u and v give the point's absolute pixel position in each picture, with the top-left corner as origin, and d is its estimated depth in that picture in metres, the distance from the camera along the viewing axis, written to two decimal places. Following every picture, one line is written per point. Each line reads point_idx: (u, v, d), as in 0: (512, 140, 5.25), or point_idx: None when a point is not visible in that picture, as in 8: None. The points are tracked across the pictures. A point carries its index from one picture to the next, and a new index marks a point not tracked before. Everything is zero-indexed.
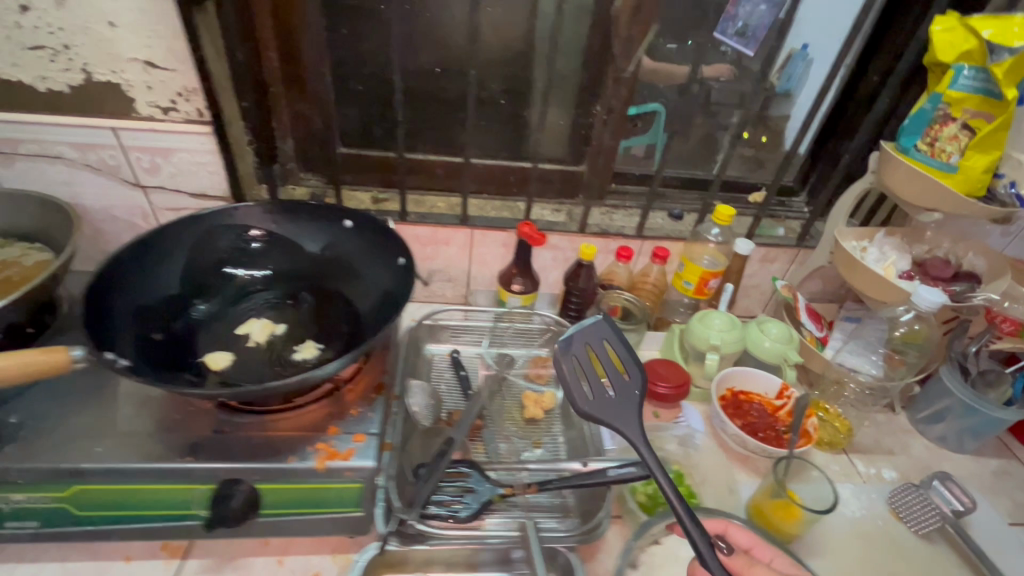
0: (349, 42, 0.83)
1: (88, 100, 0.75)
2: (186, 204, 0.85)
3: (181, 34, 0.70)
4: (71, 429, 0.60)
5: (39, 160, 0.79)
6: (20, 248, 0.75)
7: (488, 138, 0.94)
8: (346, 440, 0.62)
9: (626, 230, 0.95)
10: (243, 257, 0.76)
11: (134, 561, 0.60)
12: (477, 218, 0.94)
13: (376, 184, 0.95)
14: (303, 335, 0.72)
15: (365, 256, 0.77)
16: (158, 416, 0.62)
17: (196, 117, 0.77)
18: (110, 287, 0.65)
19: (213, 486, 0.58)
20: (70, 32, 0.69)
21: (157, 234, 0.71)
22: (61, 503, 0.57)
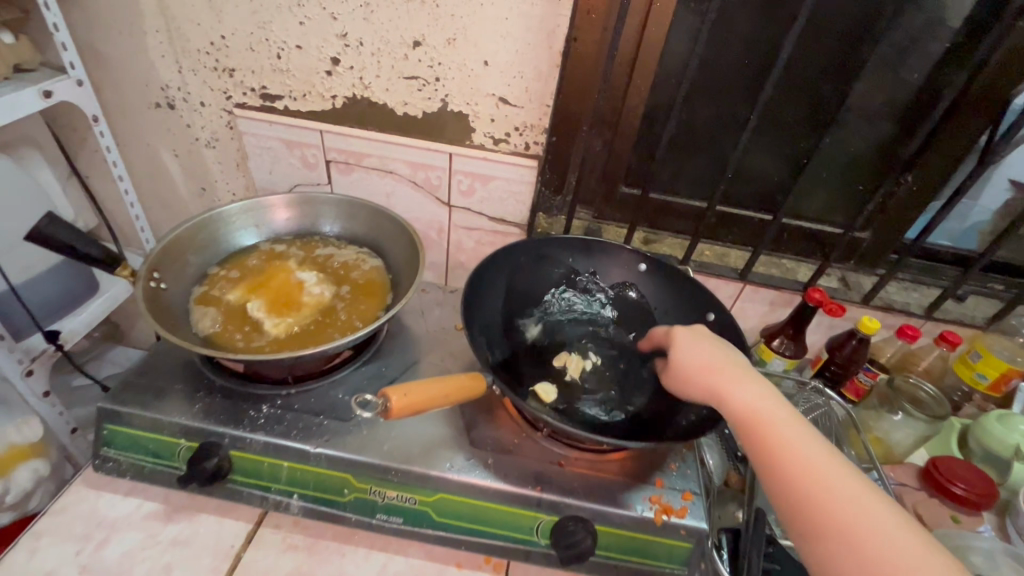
0: (672, 88, 0.80)
1: (433, 125, 0.82)
2: (481, 226, 0.90)
3: (545, 76, 0.75)
4: (429, 436, 0.65)
5: (373, 173, 0.87)
6: (357, 254, 0.82)
7: (771, 193, 0.88)
8: (676, 496, 0.63)
9: (912, 309, 0.88)
10: (572, 290, 0.81)
11: (466, 570, 0.63)
12: (754, 273, 0.90)
13: (643, 224, 0.93)
14: (615, 376, 0.73)
15: (677, 312, 0.78)
16: (499, 437, 0.66)
17: (522, 150, 0.82)
18: (465, 306, 0.70)
19: (556, 518, 0.61)
20: (447, 67, 0.76)
21: (492, 261, 0.76)
22: (424, 507, 0.62)
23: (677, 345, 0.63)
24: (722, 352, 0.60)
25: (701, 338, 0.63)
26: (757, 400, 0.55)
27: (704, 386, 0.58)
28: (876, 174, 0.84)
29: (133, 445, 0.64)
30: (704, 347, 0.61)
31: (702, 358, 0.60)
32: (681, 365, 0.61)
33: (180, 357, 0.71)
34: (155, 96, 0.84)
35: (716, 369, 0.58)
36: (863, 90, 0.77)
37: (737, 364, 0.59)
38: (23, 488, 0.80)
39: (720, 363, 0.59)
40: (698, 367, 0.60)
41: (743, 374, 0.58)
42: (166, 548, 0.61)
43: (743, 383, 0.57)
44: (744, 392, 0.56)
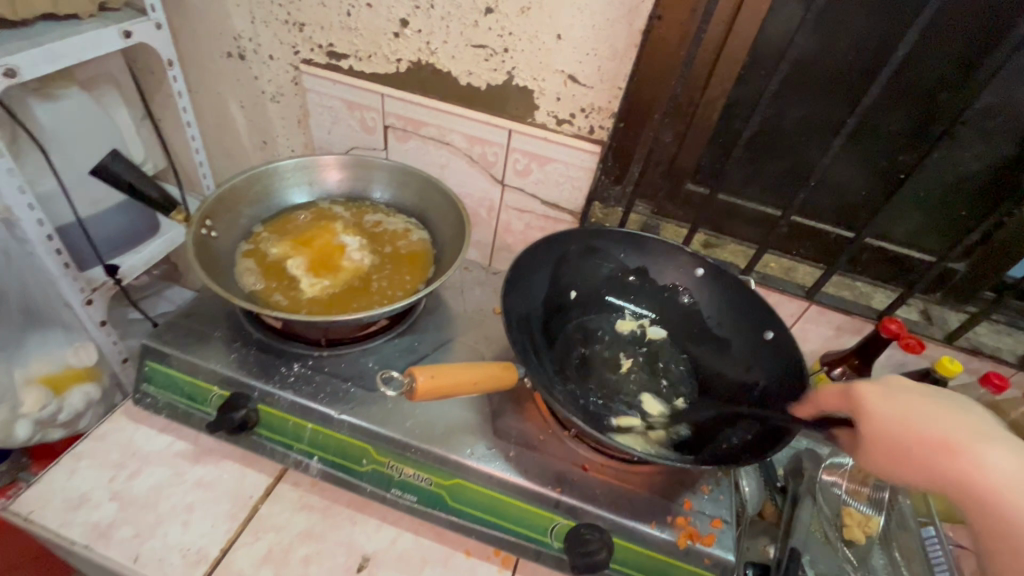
0: (759, 80, 0.73)
1: (496, 98, 0.78)
2: (532, 209, 0.86)
3: (621, 56, 0.70)
4: (452, 419, 0.63)
5: (429, 143, 0.85)
6: (405, 224, 0.81)
7: (856, 208, 0.79)
8: (704, 521, 0.59)
9: (1003, 356, 0.78)
10: (622, 287, 0.77)
11: (473, 559, 0.62)
12: (822, 294, 0.82)
13: (705, 226, 0.87)
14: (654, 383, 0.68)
15: (731, 325, 0.72)
16: (523, 432, 0.64)
17: (586, 134, 0.78)
18: (506, 291, 0.67)
19: (573, 523, 0.58)
20: (517, 37, 0.72)
21: (539, 247, 0.72)
22: (439, 490, 0.61)
23: (869, 405, 0.50)
24: (950, 416, 0.49)
25: (903, 391, 0.51)
26: (1023, 488, 0.44)
27: (928, 462, 0.47)
28: (982, 200, 0.74)
29: (169, 385, 0.66)
30: (919, 404, 0.49)
31: (912, 423, 0.48)
32: (880, 429, 0.49)
33: (223, 305, 0.73)
34: (227, 45, 0.85)
35: (950, 444, 0.47)
36: (985, 102, 0.67)
37: (973, 429, 0.47)
38: (75, 409, 0.85)
39: (953, 435, 0.47)
40: (895, 435, 0.48)
41: (991, 453, 0.45)
42: (190, 488, 0.63)
43: (987, 465, 0.45)
44: (985, 464, 0.45)
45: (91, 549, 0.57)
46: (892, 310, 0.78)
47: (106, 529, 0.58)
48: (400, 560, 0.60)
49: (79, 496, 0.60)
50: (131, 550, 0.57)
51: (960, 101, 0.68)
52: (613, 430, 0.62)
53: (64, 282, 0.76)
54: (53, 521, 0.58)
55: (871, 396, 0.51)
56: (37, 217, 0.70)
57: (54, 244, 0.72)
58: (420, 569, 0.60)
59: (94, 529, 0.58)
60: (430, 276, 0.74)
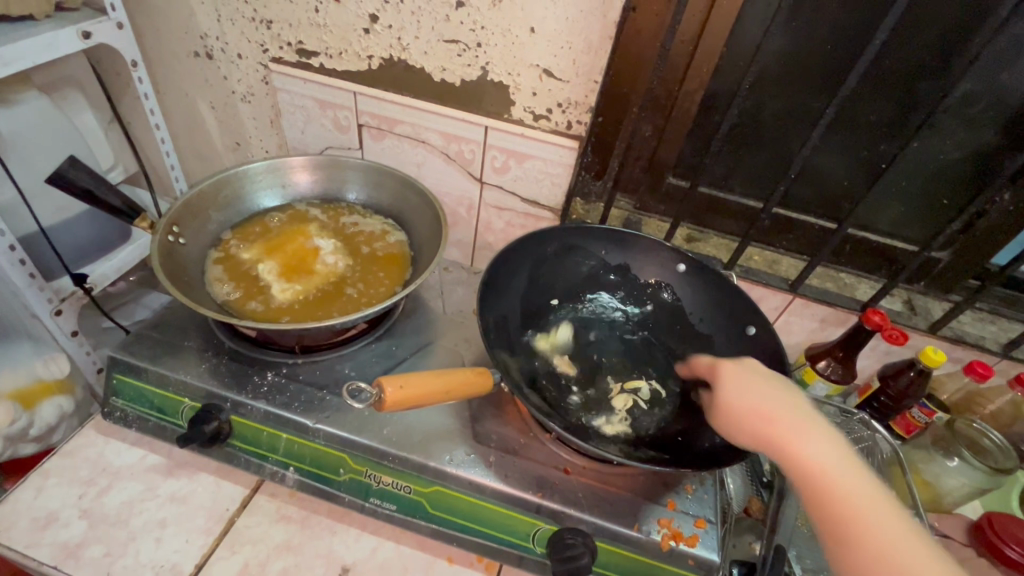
0: (737, 72, 0.72)
1: (471, 94, 0.76)
2: (512, 207, 0.85)
3: (596, 49, 0.68)
4: (430, 425, 0.62)
5: (405, 141, 0.83)
6: (382, 225, 0.79)
7: (837, 198, 0.79)
8: (688, 522, 0.58)
9: (987, 344, 0.78)
10: (602, 285, 0.75)
11: (456, 565, 0.61)
12: (805, 286, 0.81)
13: (688, 220, 0.86)
14: (637, 384, 0.67)
15: (714, 321, 0.71)
16: (504, 435, 0.63)
17: (563, 129, 0.76)
18: (484, 293, 0.66)
19: (555, 528, 0.57)
20: (490, 32, 0.70)
21: (516, 247, 0.71)
22: (419, 497, 0.60)
23: (727, 387, 0.55)
24: (780, 400, 0.52)
25: (755, 378, 0.55)
26: (827, 467, 0.49)
27: (763, 440, 0.51)
28: (964, 188, 0.73)
29: (139, 397, 0.65)
30: (766, 391, 0.53)
31: (755, 405, 0.52)
32: (733, 412, 0.53)
33: (195, 313, 0.71)
34: (194, 44, 0.82)
35: (777, 423, 0.51)
36: (966, 90, 0.66)
37: (799, 412, 0.51)
38: (47, 422, 0.83)
39: (770, 410, 0.52)
40: (747, 415, 0.52)
41: (810, 437, 0.50)
42: (163, 503, 0.61)
43: (805, 445, 0.50)
44: (810, 447, 0.50)
45: (59, 570, 0.55)
46: (875, 302, 0.78)
47: (75, 548, 0.57)
48: (381, 570, 0.59)
49: (46, 515, 0.59)
50: (101, 569, 0.56)
51: (940, 89, 0.67)
52: (592, 430, 0.61)
53: (30, 293, 0.73)
54: (20, 542, 0.56)
55: (733, 375, 0.56)
56: None
57: (17, 254, 0.70)
58: None
59: (63, 548, 0.57)
60: (407, 278, 0.72)
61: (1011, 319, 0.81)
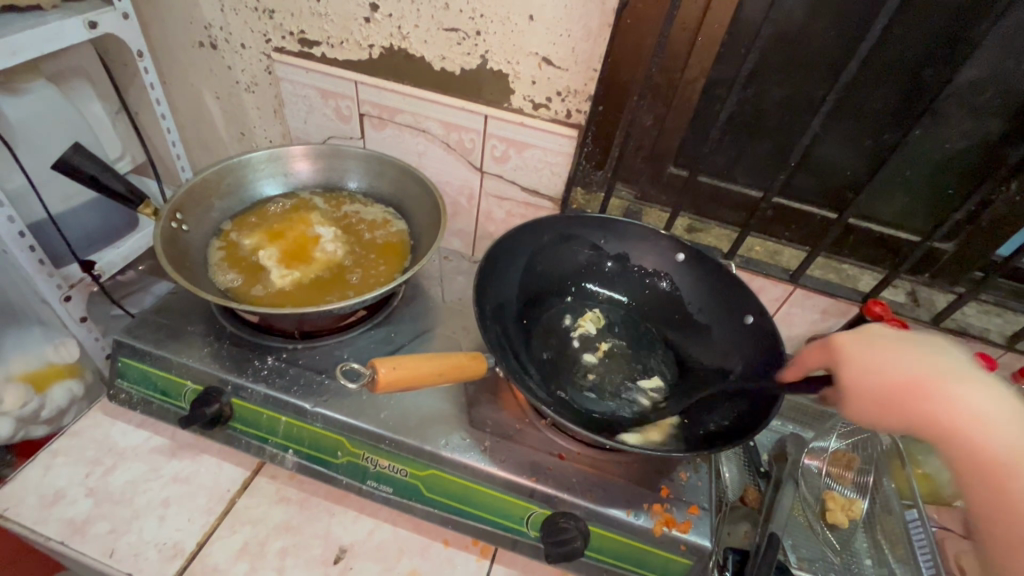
0: (738, 59, 0.71)
1: (471, 83, 0.77)
2: (512, 196, 0.85)
3: (595, 36, 0.68)
4: (426, 411, 0.62)
5: (406, 131, 0.84)
6: (383, 213, 0.80)
7: (841, 188, 0.78)
8: (680, 508, 0.58)
9: (991, 337, 0.77)
10: (601, 273, 0.76)
11: (451, 548, 0.62)
12: (806, 277, 0.81)
13: (689, 210, 0.86)
14: (633, 371, 0.67)
15: (712, 310, 0.71)
16: (499, 421, 0.63)
17: (563, 118, 0.76)
18: (481, 280, 0.66)
19: (548, 512, 0.58)
20: (490, 20, 0.70)
21: (514, 236, 0.71)
22: (415, 480, 0.61)
23: (848, 350, 0.51)
24: (938, 363, 0.48)
25: (886, 339, 0.51)
26: (995, 424, 0.45)
27: (897, 401, 0.48)
28: (969, 178, 0.72)
29: (143, 380, 0.66)
30: (894, 350, 0.50)
31: (889, 368, 0.48)
32: (856, 377, 0.49)
33: (198, 299, 0.72)
34: (198, 34, 0.83)
35: (932, 380, 0.47)
36: (971, 76, 0.65)
37: (942, 364, 0.48)
38: (57, 406, 0.86)
39: (924, 375, 0.47)
40: (873, 377, 0.49)
41: (957, 385, 0.47)
42: (167, 483, 0.63)
43: (964, 397, 0.46)
44: (962, 397, 0.46)
45: (66, 545, 0.57)
46: (877, 293, 0.77)
47: (81, 525, 0.58)
48: (377, 551, 0.60)
49: (54, 493, 0.60)
50: (106, 546, 0.57)
51: (945, 76, 0.66)
52: (587, 416, 0.61)
53: (39, 279, 0.75)
54: (28, 518, 0.58)
55: (847, 337, 0.52)
56: (6, 213, 0.68)
57: (26, 241, 0.71)
58: (398, 560, 0.60)
59: (70, 525, 0.58)
60: (405, 266, 0.73)
61: (1017, 312, 0.80)
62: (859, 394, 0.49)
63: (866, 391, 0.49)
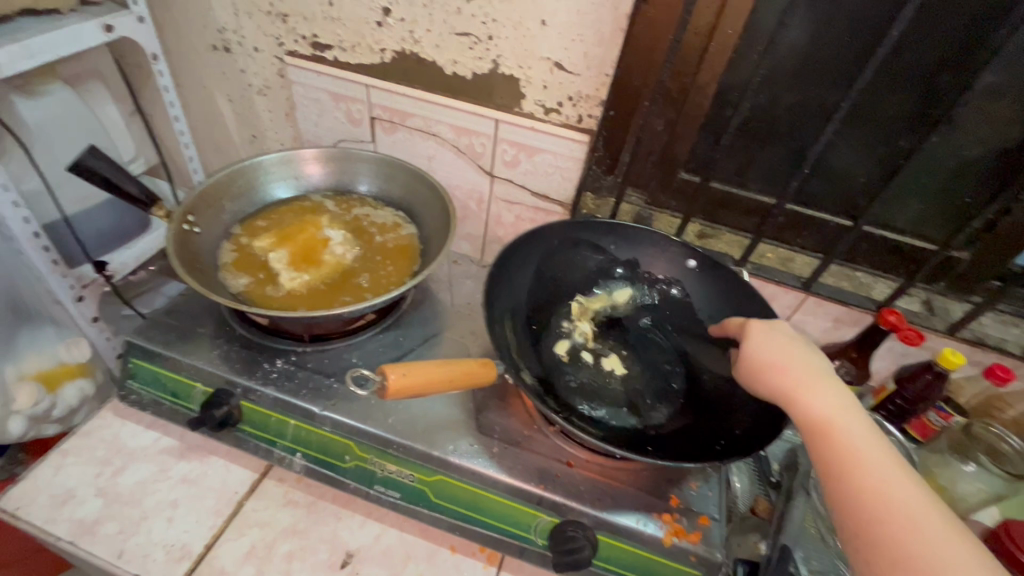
0: (752, 64, 0.70)
1: (482, 88, 0.77)
2: (522, 201, 0.85)
3: (607, 41, 0.68)
4: (434, 417, 0.62)
5: (416, 134, 0.84)
6: (393, 217, 0.80)
7: (855, 195, 0.77)
8: (690, 518, 0.58)
9: (1009, 347, 0.76)
10: (611, 279, 0.75)
11: (458, 555, 0.61)
12: (818, 284, 0.80)
13: (700, 216, 0.85)
14: (642, 378, 0.66)
15: (723, 318, 0.70)
16: (508, 427, 0.63)
17: (574, 123, 0.76)
18: (490, 285, 0.66)
19: (556, 520, 0.58)
20: (502, 24, 0.70)
21: (523, 241, 0.71)
22: (422, 486, 0.60)
23: (752, 336, 0.58)
24: (801, 356, 0.55)
25: (779, 335, 0.58)
26: (849, 427, 0.50)
27: (773, 388, 0.54)
28: (987, 185, 0.71)
29: (154, 380, 0.67)
30: (778, 344, 0.57)
31: (775, 352, 0.56)
32: (750, 360, 0.57)
33: (209, 301, 0.73)
34: (212, 38, 0.84)
35: (770, 363, 0.55)
36: (990, 83, 0.64)
37: (811, 367, 0.54)
38: (69, 405, 0.87)
39: (793, 364, 0.54)
40: (762, 360, 0.56)
41: (786, 375, 0.54)
42: (175, 484, 0.63)
43: (821, 393, 0.52)
44: (813, 395, 0.52)
45: (76, 545, 0.57)
46: (891, 302, 0.76)
47: (90, 525, 0.59)
48: (384, 556, 0.60)
49: (64, 492, 0.61)
50: (115, 547, 0.57)
51: (962, 82, 0.65)
52: (596, 423, 0.61)
53: (53, 279, 0.76)
54: (38, 517, 0.59)
55: (760, 329, 0.58)
56: (22, 214, 0.69)
57: (41, 241, 0.72)
58: (404, 565, 0.60)
59: (79, 525, 0.59)
60: (414, 270, 0.73)
61: None
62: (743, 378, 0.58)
63: (752, 373, 0.56)
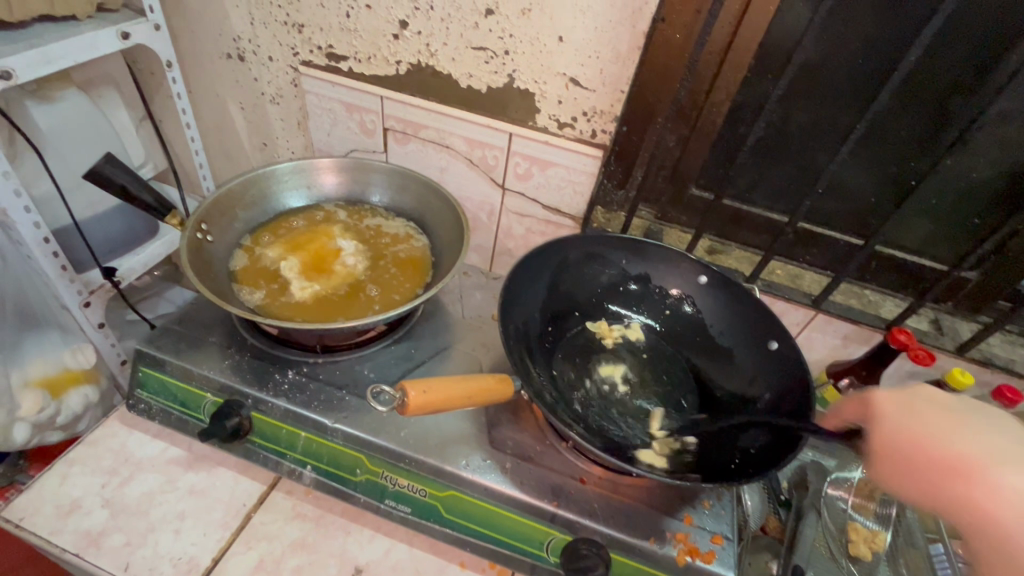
0: (766, 83, 0.71)
1: (497, 101, 0.77)
2: (533, 214, 0.85)
3: (624, 59, 0.68)
4: (446, 431, 0.62)
5: (429, 146, 0.84)
6: (406, 228, 0.80)
7: (865, 214, 0.77)
8: (704, 537, 0.57)
9: (1016, 368, 0.76)
10: (622, 294, 0.75)
11: (468, 571, 0.61)
12: (829, 302, 0.80)
13: (709, 232, 0.85)
14: (655, 394, 0.66)
15: (735, 334, 0.70)
16: (520, 443, 0.62)
17: (588, 138, 0.76)
18: (504, 299, 0.66)
19: (569, 538, 0.57)
20: (519, 40, 0.71)
21: (536, 256, 0.71)
22: (433, 501, 0.60)
23: (885, 414, 0.49)
24: (1012, 447, 0.44)
25: (944, 413, 0.47)
26: (1014, 499, 0.41)
27: (932, 480, 0.45)
28: (998, 207, 0.72)
29: (162, 390, 0.66)
30: (973, 431, 0.45)
31: (926, 439, 0.46)
32: (891, 445, 0.47)
33: (219, 309, 0.72)
34: (227, 46, 0.84)
35: (973, 464, 0.43)
36: (1002, 107, 0.65)
37: (1005, 455, 0.43)
38: (73, 411, 0.86)
39: (967, 456, 0.44)
40: (905, 446, 0.47)
41: (1007, 471, 0.42)
42: (183, 496, 0.62)
43: (998, 480, 0.42)
44: (1007, 495, 0.42)
45: (81, 557, 0.56)
46: (901, 321, 0.76)
47: (97, 537, 0.58)
48: (393, 572, 0.59)
49: (69, 503, 0.60)
50: (121, 559, 0.56)
51: (976, 105, 0.66)
52: (610, 439, 0.60)
53: (61, 284, 0.75)
54: (44, 528, 0.58)
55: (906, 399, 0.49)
56: (33, 219, 0.69)
57: (51, 246, 0.72)
58: None
59: (85, 536, 0.58)
60: (426, 282, 0.73)
61: None
62: (885, 471, 0.48)
63: (895, 464, 0.47)
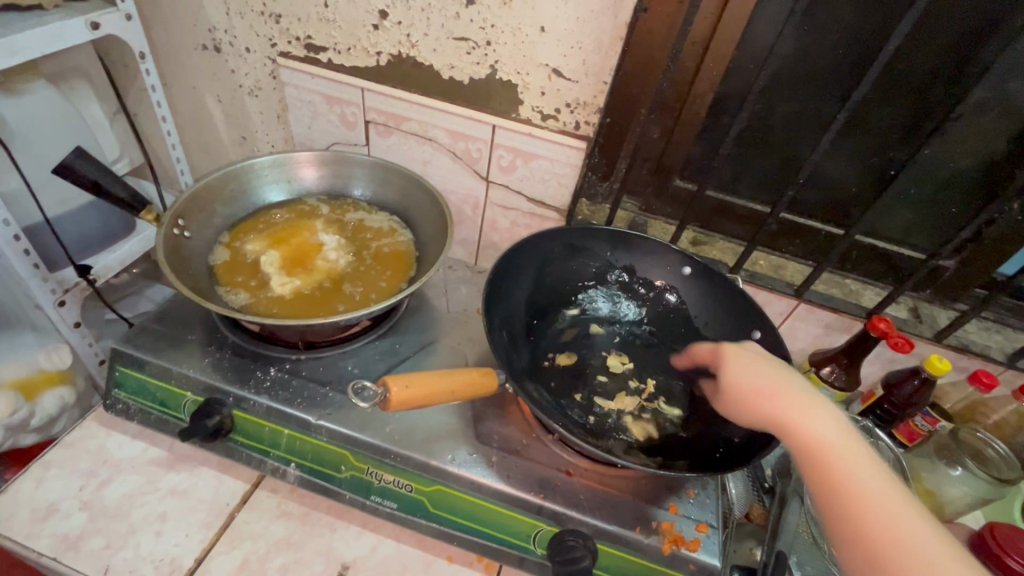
0: (748, 73, 0.71)
1: (479, 93, 0.76)
2: (518, 207, 0.85)
3: (606, 50, 0.68)
4: (432, 426, 0.61)
5: (412, 139, 0.83)
6: (389, 222, 0.79)
7: (845, 204, 0.78)
8: (689, 526, 0.58)
9: (992, 354, 0.78)
10: (608, 286, 0.75)
11: (456, 565, 0.61)
12: (811, 291, 0.81)
13: (693, 223, 0.85)
14: (641, 385, 0.66)
15: (720, 324, 0.71)
16: (506, 436, 0.62)
17: (572, 129, 0.76)
18: (488, 293, 0.66)
19: (556, 530, 0.57)
20: (500, 30, 0.70)
21: (521, 249, 0.71)
22: (420, 496, 0.59)
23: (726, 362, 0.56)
24: (794, 380, 0.52)
25: (757, 360, 0.55)
26: (821, 427, 0.48)
27: (758, 415, 0.51)
28: (975, 196, 0.73)
29: (141, 389, 0.65)
30: (761, 368, 0.54)
31: (746, 379, 0.53)
32: (737, 391, 0.53)
33: (198, 307, 0.71)
34: (202, 37, 0.82)
35: (779, 393, 0.51)
36: (978, 98, 0.66)
37: (800, 390, 0.51)
38: (49, 413, 0.84)
39: (771, 386, 0.52)
40: (746, 393, 0.53)
41: (812, 410, 0.50)
42: (164, 497, 0.61)
43: (810, 413, 0.49)
44: (812, 420, 0.49)
45: (59, 561, 0.55)
46: (880, 309, 0.77)
47: (75, 540, 0.57)
48: (381, 568, 0.59)
49: (46, 506, 0.59)
50: (100, 562, 0.55)
51: (952, 95, 0.67)
52: (595, 431, 0.61)
53: (33, 284, 0.73)
54: (19, 533, 0.56)
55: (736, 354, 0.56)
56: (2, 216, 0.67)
57: (22, 245, 0.70)
58: None
59: (63, 540, 0.56)
60: (410, 276, 0.72)
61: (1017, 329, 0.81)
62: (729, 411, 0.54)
63: (731, 402, 0.54)
